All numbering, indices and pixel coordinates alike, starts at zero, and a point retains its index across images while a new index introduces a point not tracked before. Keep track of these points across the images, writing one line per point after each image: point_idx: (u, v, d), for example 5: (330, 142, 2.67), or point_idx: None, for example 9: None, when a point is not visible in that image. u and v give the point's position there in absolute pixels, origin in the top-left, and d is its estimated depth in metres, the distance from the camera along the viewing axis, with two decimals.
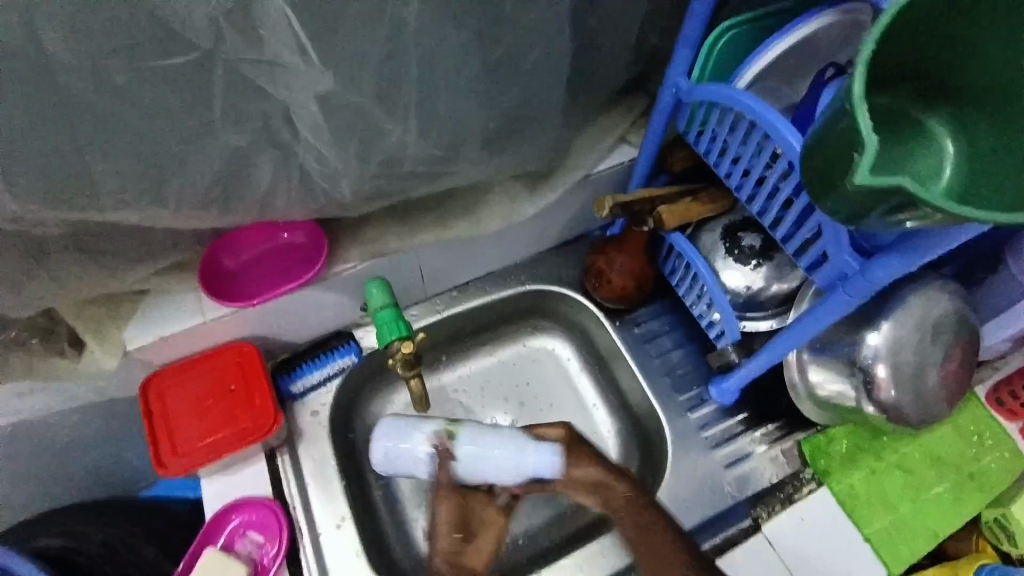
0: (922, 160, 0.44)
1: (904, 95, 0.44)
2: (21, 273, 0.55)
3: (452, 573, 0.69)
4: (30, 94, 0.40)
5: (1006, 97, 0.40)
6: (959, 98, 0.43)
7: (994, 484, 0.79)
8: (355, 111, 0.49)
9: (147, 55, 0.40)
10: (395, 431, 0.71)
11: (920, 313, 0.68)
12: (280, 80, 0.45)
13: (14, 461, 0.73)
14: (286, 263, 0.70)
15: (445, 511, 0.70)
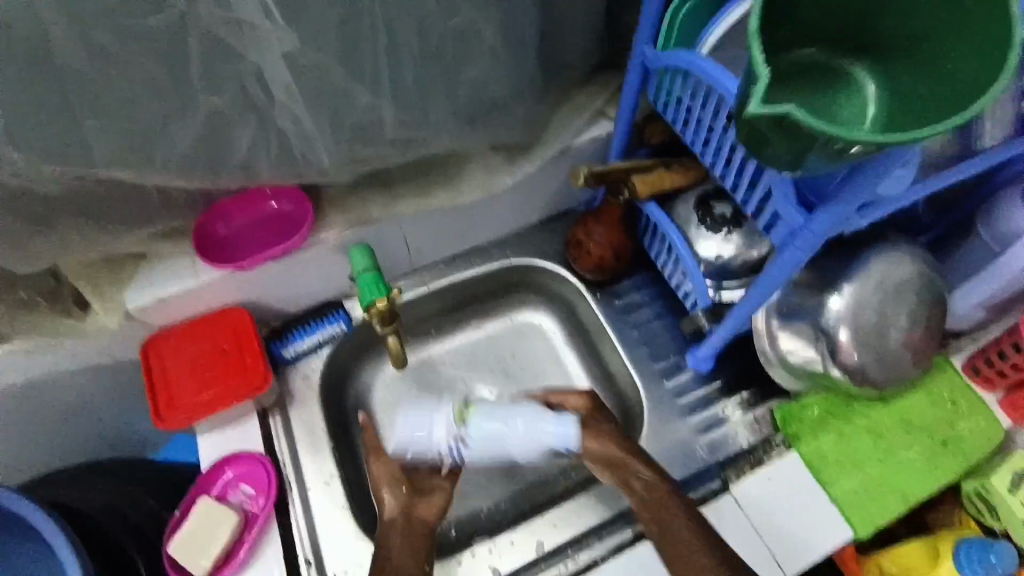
0: (851, 104, 0.47)
1: (834, 46, 0.47)
2: (26, 233, 0.60)
3: (405, 526, 0.69)
4: (24, 57, 0.45)
5: (919, 39, 0.43)
6: (881, 44, 0.45)
7: (971, 453, 0.79)
8: (321, 73, 0.53)
9: (126, 19, 0.45)
10: (414, 420, 0.74)
11: (881, 275, 0.70)
12: (251, 45, 0.49)
13: (29, 421, 0.79)
14: (275, 232, 0.74)
15: (386, 471, 0.73)
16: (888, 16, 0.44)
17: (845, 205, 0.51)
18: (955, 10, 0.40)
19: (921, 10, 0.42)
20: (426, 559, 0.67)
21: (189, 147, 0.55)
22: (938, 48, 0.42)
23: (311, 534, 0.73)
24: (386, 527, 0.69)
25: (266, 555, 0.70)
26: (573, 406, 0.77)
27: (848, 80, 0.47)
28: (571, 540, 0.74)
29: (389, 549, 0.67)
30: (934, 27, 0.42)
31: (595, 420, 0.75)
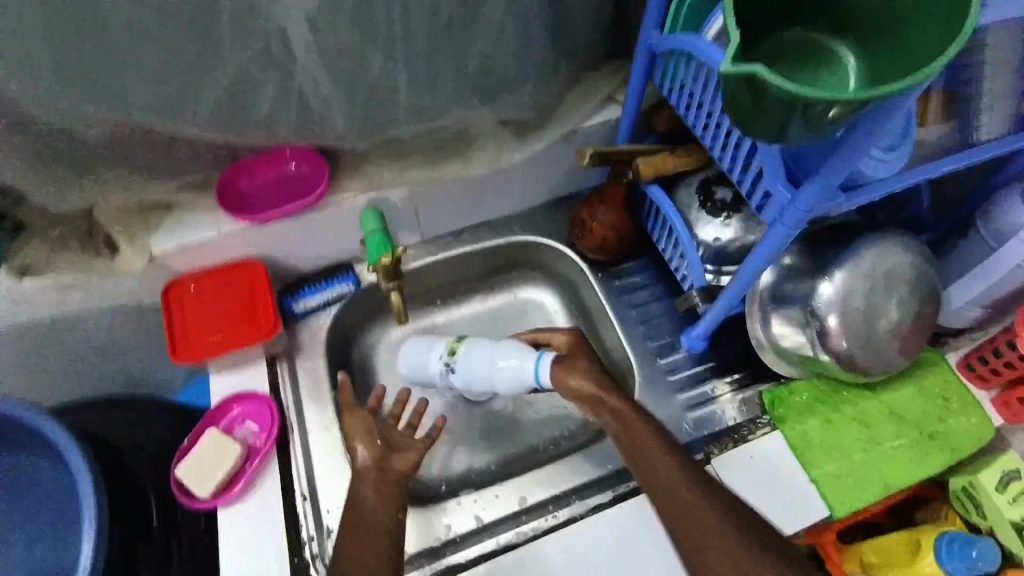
0: (832, 77, 0.48)
1: (819, 23, 0.48)
2: (70, 172, 0.66)
3: (379, 476, 0.71)
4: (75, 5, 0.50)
5: (898, 16, 0.44)
6: (864, 23, 0.47)
7: (959, 448, 0.80)
8: (337, 31, 0.58)
9: None
10: (412, 353, 0.85)
11: (873, 264, 0.72)
12: (276, 2, 0.54)
13: (61, 357, 0.86)
14: (292, 189, 0.78)
15: (362, 426, 0.75)
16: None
17: (829, 179, 0.53)
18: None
19: None
20: (399, 508, 0.70)
21: (216, 98, 0.60)
22: (915, 21, 0.43)
23: (310, 473, 0.78)
24: (359, 477, 0.71)
25: (267, 485, 0.75)
26: (557, 342, 0.81)
27: (830, 55, 0.49)
28: (551, 497, 0.79)
29: (359, 497, 0.70)
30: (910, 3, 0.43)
31: (571, 356, 0.77)
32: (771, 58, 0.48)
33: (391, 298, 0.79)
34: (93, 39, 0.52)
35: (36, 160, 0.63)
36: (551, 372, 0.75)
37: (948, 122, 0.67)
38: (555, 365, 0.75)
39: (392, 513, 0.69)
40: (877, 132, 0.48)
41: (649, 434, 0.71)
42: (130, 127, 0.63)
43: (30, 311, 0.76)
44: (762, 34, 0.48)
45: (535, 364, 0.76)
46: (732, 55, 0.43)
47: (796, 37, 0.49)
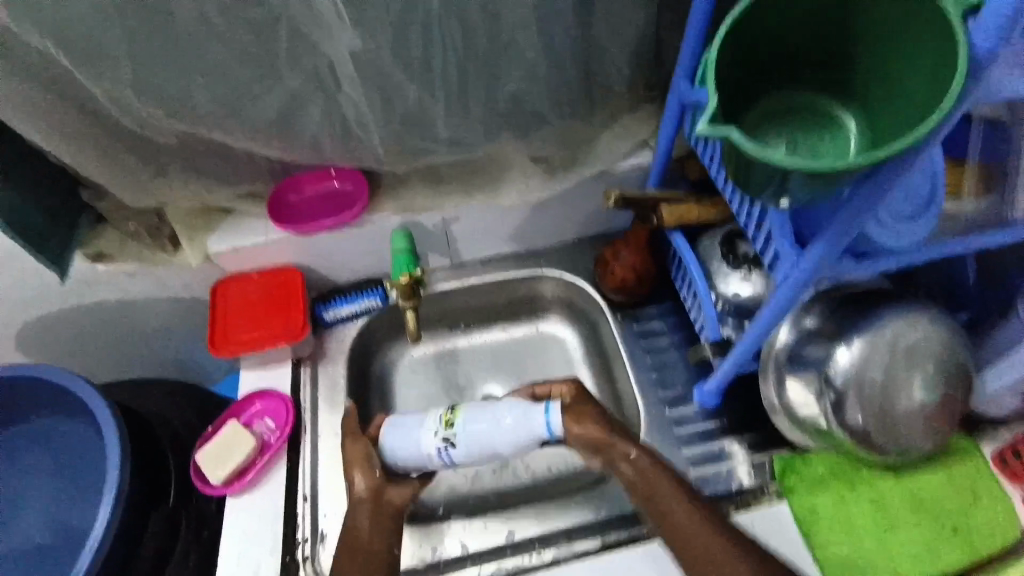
0: (830, 140, 0.50)
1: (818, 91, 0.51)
2: (147, 174, 0.76)
3: (375, 506, 0.74)
4: (159, 35, 0.60)
5: (891, 85, 0.46)
6: (863, 90, 0.49)
7: (983, 546, 0.74)
8: (377, 66, 0.65)
9: (237, 13, 0.59)
10: (398, 432, 0.76)
11: (895, 336, 0.69)
12: (328, 41, 0.62)
13: (120, 336, 0.96)
14: (334, 206, 0.85)
15: (359, 453, 0.77)
16: (866, 63, 0.47)
17: (833, 242, 0.53)
18: (913, 53, 0.43)
19: (892, 56, 0.45)
20: (394, 538, 0.72)
21: (272, 118, 0.69)
22: (905, 89, 0.45)
23: (314, 474, 0.82)
24: (355, 506, 0.74)
25: (273, 481, 0.80)
26: (561, 394, 0.77)
27: (829, 122, 0.51)
28: (540, 535, 0.79)
29: (356, 525, 0.73)
30: (901, 75, 0.45)
31: (580, 406, 0.75)
32: (765, 125, 0.52)
33: (407, 316, 0.83)
34: (175, 63, 0.62)
35: (120, 161, 0.73)
36: (563, 424, 0.73)
37: (984, 197, 0.66)
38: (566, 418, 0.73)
39: (386, 543, 0.72)
40: (878, 198, 0.48)
41: (669, 487, 0.71)
42: (199, 138, 0.73)
43: (98, 290, 0.87)
44: (755, 104, 0.52)
45: (543, 418, 0.73)
46: (709, 116, 0.45)
47: (794, 107, 0.52)
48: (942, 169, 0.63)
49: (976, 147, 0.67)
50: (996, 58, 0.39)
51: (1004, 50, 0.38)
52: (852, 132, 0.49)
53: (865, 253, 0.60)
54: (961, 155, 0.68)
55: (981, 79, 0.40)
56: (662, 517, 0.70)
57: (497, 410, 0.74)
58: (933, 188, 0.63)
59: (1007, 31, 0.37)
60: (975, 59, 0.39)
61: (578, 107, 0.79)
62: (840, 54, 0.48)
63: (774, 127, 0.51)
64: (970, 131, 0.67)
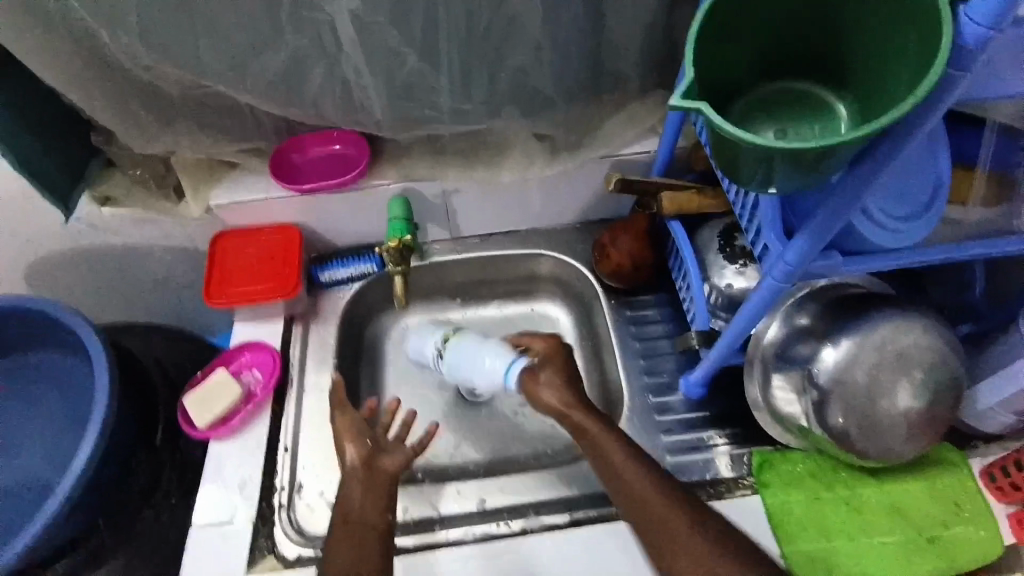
0: (820, 129, 0.49)
1: (816, 79, 0.50)
2: (153, 124, 0.78)
3: (366, 474, 0.74)
4: None
5: (886, 75, 0.45)
6: (861, 80, 0.47)
7: (961, 560, 0.72)
8: (376, 28, 0.66)
9: None
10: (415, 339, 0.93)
11: (887, 339, 0.67)
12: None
13: (125, 282, 0.99)
14: (337, 169, 0.86)
15: (349, 426, 0.79)
16: (863, 52, 0.46)
17: (819, 233, 0.51)
18: (906, 40, 0.42)
19: (888, 45, 0.44)
20: (386, 505, 0.72)
21: (273, 76, 0.71)
22: (897, 80, 0.44)
23: (297, 427, 0.84)
24: (348, 477, 0.75)
25: (256, 430, 0.82)
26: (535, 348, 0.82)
27: (823, 111, 0.50)
28: (509, 506, 0.81)
29: (349, 494, 0.73)
30: (896, 65, 0.44)
31: (547, 363, 0.80)
32: (758, 110, 0.50)
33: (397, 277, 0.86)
34: (181, 12, 0.63)
35: (127, 108, 0.75)
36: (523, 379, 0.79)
37: (994, 205, 0.64)
38: (525, 374, 0.79)
39: (378, 512, 0.71)
40: (866, 189, 0.47)
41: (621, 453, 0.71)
42: (205, 92, 0.75)
43: (104, 235, 0.89)
44: (748, 87, 0.51)
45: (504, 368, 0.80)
46: (682, 92, 0.44)
47: (791, 93, 0.51)
48: (947, 173, 0.62)
49: (989, 152, 0.65)
50: (987, 46, 0.38)
51: (994, 36, 0.37)
52: (845, 122, 0.48)
53: (856, 252, 0.59)
54: (972, 160, 0.66)
55: (970, 67, 0.38)
56: (636, 505, 0.67)
57: (481, 354, 0.83)
58: (936, 191, 0.62)
59: (999, 16, 0.36)
60: (964, 45, 0.38)
61: (583, 89, 0.79)
62: (837, 39, 0.47)
63: (765, 113, 0.50)
64: (983, 140, 0.66)
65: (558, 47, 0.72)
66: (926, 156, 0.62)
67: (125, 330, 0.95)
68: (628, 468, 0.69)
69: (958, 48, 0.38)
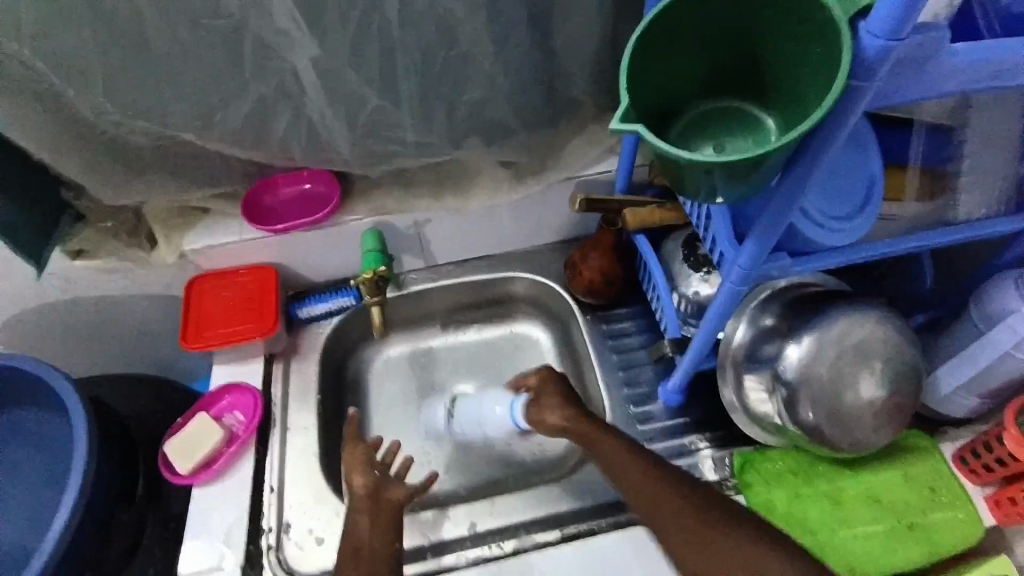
0: (751, 141, 0.52)
1: (745, 95, 0.54)
2: (124, 176, 0.79)
3: (373, 504, 0.74)
4: (126, 46, 0.63)
5: (800, 88, 0.49)
6: (781, 94, 0.51)
7: (942, 544, 0.75)
8: (337, 73, 0.69)
9: (200, 21, 0.63)
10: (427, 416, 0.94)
11: (845, 333, 0.70)
12: (288, 49, 0.66)
13: (101, 333, 0.98)
14: (307, 207, 0.88)
15: (361, 457, 0.79)
16: (782, 68, 0.50)
17: (764, 238, 0.55)
18: (813, 58, 0.46)
19: (800, 61, 0.48)
20: (393, 534, 0.72)
21: (240, 124, 0.73)
22: (812, 92, 0.47)
23: (280, 465, 0.84)
24: (354, 505, 0.75)
25: (240, 471, 0.81)
26: (529, 385, 0.84)
27: (753, 124, 0.53)
28: (500, 527, 0.81)
29: (355, 527, 0.72)
30: (810, 80, 0.47)
31: (547, 390, 0.81)
32: (693, 129, 0.54)
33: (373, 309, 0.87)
34: (145, 70, 0.66)
35: (97, 163, 0.76)
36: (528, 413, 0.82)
37: (929, 200, 0.68)
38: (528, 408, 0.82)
39: (386, 542, 0.71)
40: (800, 193, 0.50)
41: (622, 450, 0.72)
42: (174, 143, 0.77)
43: (76, 289, 0.89)
44: (683, 110, 0.54)
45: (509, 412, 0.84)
46: (620, 115, 0.47)
47: (722, 110, 0.55)
48: (880, 171, 0.66)
49: (918, 152, 0.70)
50: (886, 58, 0.41)
51: (893, 48, 0.40)
52: (774, 131, 0.52)
53: (804, 252, 0.62)
54: (903, 160, 0.70)
55: (873, 77, 0.42)
56: (654, 501, 0.67)
57: (487, 402, 0.88)
58: (871, 188, 0.66)
59: (894, 30, 0.39)
60: (866, 57, 0.41)
61: (541, 117, 0.83)
62: (756, 56, 0.51)
63: (701, 132, 0.54)
64: (912, 139, 0.70)
65: (512, 77, 0.75)
66: (856, 159, 0.66)
67: (102, 382, 0.94)
68: (635, 464, 0.71)
69: (861, 61, 0.42)
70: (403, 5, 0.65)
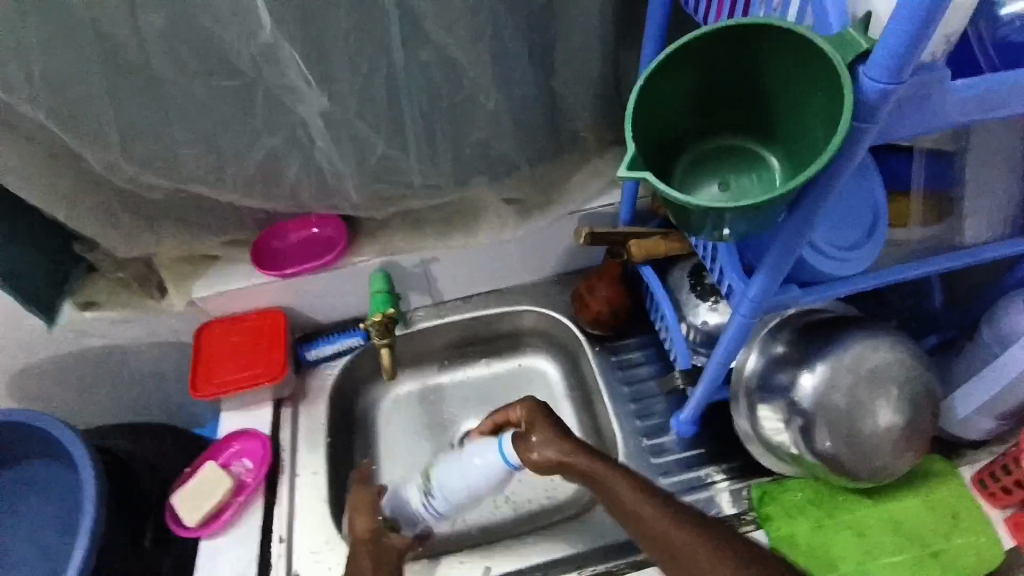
0: (757, 179, 0.53)
1: (749, 134, 0.55)
2: (135, 226, 0.80)
3: (374, 551, 0.74)
4: (141, 105, 0.65)
5: (801, 130, 0.50)
6: (783, 134, 0.52)
7: (968, 573, 0.73)
8: (346, 123, 0.71)
9: (214, 81, 0.65)
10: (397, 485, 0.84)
11: (857, 359, 0.69)
12: (298, 102, 0.68)
13: (109, 381, 0.98)
14: (315, 250, 0.89)
15: (366, 501, 0.78)
16: (784, 109, 0.51)
17: (773, 271, 0.55)
18: (815, 102, 0.47)
19: (802, 102, 0.49)
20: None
21: (251, 172, 0.75)
22: (815, 132, 0.48)
23: (291, 513, 0.83)
24: (354, 551, 0.74)
25: (248, 521, 0.80)
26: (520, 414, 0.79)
27: (757, 163, 0.54)
28: (516, 570, 0.80)
29: (357, 568, 0.72)
30: (811, 121, 0.48)
31: (538, 427, 0.76)
32: (697, 169, 0.55)
33: (383, 349, 0.88)
34: (159, 126, 0.68)
35: (109, 215, 0.78)
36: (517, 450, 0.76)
37: (934, 224, 0.69)
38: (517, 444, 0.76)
39: None
40: (807, 229, 0.51)
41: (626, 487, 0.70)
42: (184, 193, 0.78)
43: (86, 337, 0.89)
44: (687, 150, 0.55)
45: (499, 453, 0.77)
46: (629, 160, 0.48)
47: (725, 149, 0.56)
48: (884, 201, 0.67)
49: (920, 177, 0.70)
50: (886, 100, 0.42)
51: (893, 91, 0.41)
52: (778, 168, 0.53)
53: (813, 282, 0.63)
54: (905, 186, 0.70)
55: (875, 118, 0.43)
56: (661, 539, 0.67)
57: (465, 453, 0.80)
58: (875, 218, 0.66)
59: (895, 74, 0.40)
60: (868, 100, 0.42)
61: (544, 153, 0.84)
62: (757, 97, 0.52)
63: (705, 171, 0.55)
64: (913, 162, 0.70)
65: (516, 119, 0.77)
66: (860, 188, 0.67)
67: (110, 431, 0.93)
68: (646, 506, 0.68)
69: (862, 102, 0.43)
70: (410, 58, 0.68)
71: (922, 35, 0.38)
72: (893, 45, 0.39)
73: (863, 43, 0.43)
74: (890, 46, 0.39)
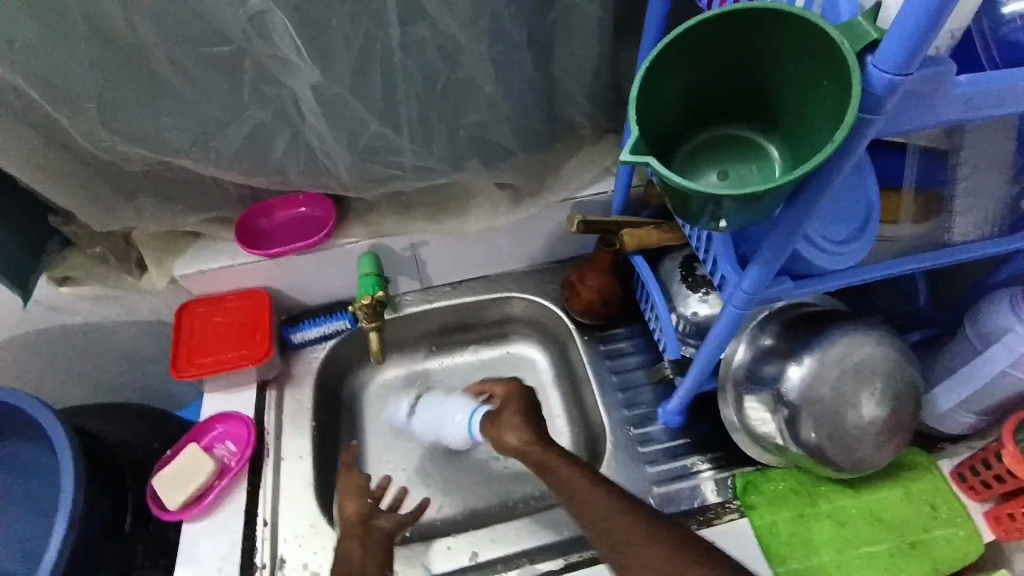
0: (756, 169, 0.53)
1: (749, 123, 0.54)
2: (115, 200, 0.77)
3: (363, 533, 0.73)
4: (123, 73, 0.63)
5: (803, 119, 0.49)
6: (784, 123, 0.52)
7: (943, 563, 0.75)
8: (339, 99, 0.69)
9: (201, 50, 0.62)
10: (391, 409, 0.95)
11: (846, 353, 0.70)
12: (290, 77, 0.66)
13: (86, 360, 0.95)
14: (303, 231, 0.87)
15: (355, 486, 0.77)
16: (785, 98, 0.50)
17: (770, 262, 0.55)
18: (819, 91, 0.46)
19: (804, 92, 0.48)
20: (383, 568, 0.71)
21: (238, 148, 0.73)
22: (817, 122, 0.48)
23: (275, 496, 0.81)
24: (342, 534, 0.73)
25: (233, 504, 0.79)
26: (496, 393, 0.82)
27: (757, 153, 0.54)
28: (502, 556, 0.80)
29: (347, 554, 0.71)
30: (814, 111, 0.48)
31: (507, 410, 0.80)
32: (696, 158, 0.55)
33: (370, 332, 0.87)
34: (142, 96, 0.65)
35: (88, 188, 0.75)
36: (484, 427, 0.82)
37: (925, 222, 0.70)
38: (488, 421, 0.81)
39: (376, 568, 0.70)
40: (805, 221, 0.51)
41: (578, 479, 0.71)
42: (166, 167, 0.76)
43: (62, 315, 0.86)
44: (686, 138, 0.55)
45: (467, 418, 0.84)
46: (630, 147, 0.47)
47: (724, 138, 0.55)
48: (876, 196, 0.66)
49: (912, 175, 0.71)
50: (893, 92, 0.42)
51: (901, 83, 0.41)
52: (778, 158, 0.52)
53: (806, 274, 0.63)
54: (898, 183, 0.72)
55: (881, 110, 0.43)
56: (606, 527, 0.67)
57: (448, 409, 0.87)
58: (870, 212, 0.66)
59: (903, 65, 0.40)
60: (875, 92, 0.42)
61: (540, 139, 0.83)
62: (759, 85, 0.52)
63: (704, 161, 0.54)
64: (906, 163, 0.71)
65: (512, 102, 0.76)
66: (855, 182, 0.67)
67: (88, 410, 0.91)
68: (597, 496, 0.69)
69: (869, 94, 0.42)
70: (406, 35, 0.66)
71: (933, 26, 0.38)
72: (905, 36, 0.38)
73: (873, 33, 0.42)
74: (902, 36, 0.39)
